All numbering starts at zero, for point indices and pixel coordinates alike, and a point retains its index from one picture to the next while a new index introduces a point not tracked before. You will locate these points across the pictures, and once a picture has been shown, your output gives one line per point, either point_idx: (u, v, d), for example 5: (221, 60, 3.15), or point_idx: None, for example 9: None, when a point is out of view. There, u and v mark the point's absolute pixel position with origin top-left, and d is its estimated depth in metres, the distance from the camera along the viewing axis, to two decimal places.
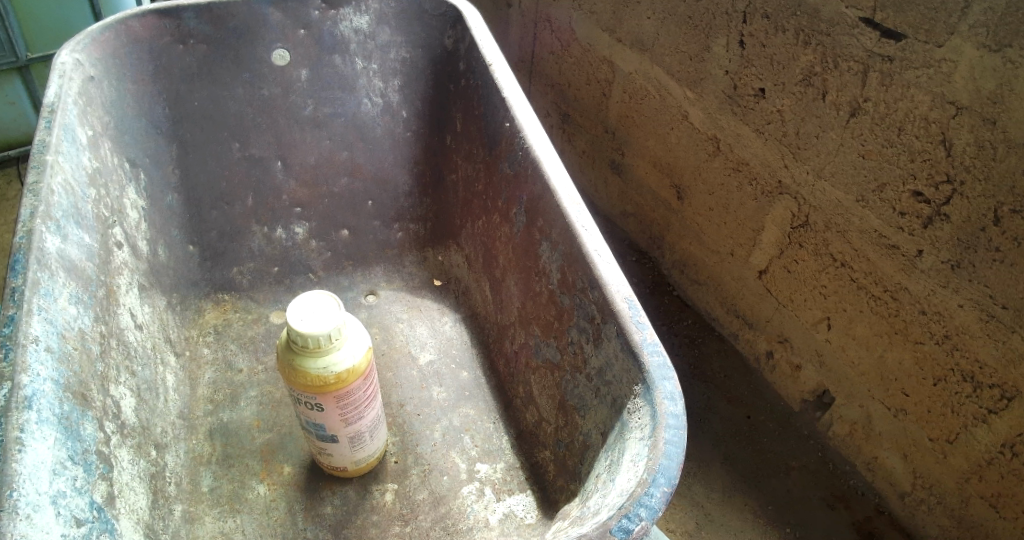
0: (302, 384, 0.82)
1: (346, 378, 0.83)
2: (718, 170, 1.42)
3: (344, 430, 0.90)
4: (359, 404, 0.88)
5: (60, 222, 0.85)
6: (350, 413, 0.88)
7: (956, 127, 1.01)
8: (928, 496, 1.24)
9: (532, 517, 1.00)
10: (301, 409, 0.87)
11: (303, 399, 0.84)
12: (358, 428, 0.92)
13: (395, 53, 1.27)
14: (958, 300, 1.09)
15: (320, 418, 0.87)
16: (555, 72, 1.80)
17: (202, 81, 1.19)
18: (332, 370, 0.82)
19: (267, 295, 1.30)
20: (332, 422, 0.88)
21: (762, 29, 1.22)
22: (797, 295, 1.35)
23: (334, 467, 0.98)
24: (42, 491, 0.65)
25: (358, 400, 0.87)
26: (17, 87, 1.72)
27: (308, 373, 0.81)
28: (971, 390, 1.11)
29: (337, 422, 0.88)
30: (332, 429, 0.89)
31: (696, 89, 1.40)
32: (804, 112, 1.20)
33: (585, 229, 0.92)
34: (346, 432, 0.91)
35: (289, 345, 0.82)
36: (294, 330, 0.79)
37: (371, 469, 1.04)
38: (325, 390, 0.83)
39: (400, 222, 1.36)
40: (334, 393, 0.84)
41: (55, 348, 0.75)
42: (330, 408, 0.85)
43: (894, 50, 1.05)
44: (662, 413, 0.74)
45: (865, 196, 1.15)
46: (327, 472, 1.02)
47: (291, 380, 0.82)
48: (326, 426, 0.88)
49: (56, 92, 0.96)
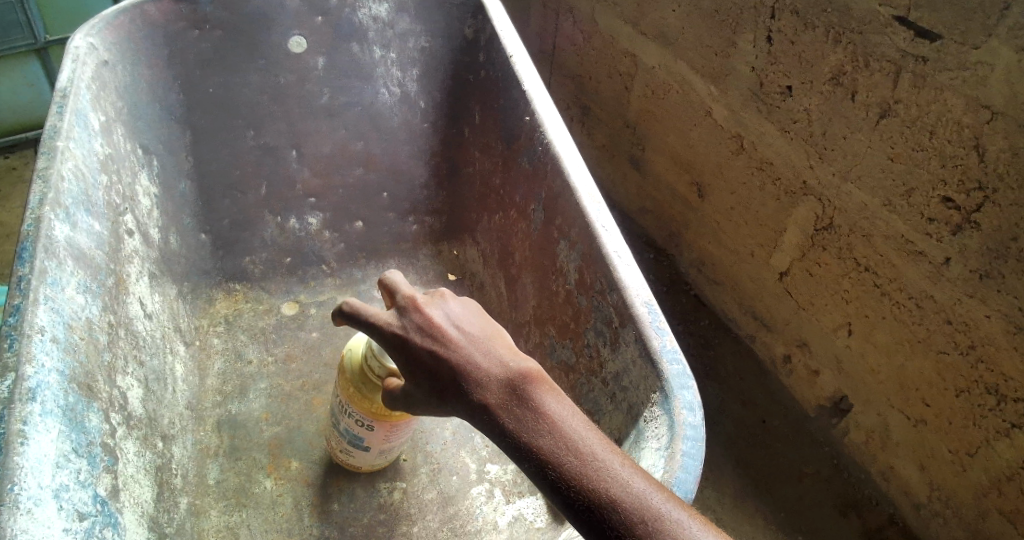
0: (362, 406, 0.84)
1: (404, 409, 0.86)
2: (740, 168, 1.39)
3: (381, 445, 0.92)
4: (404, 428, 0.89)
5: (70, 210, 0.84)
6: (393, 434, 0.89)
7: (991, 132, 0.97)
8: (944, 509, 1.21)
9: (541, 521, 0.99)
10: (343, 418, 0.89)
11: (354, 416, 0.87)
12: (393, 445, 0.93)
13: (413, 41, 1.25)
14: (985, 311, 1.05)
15: (360, 431, 0.89)
16: (576, 64, 1.77)
17: (218, 66, 1.17)
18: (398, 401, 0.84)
19: (279, 285, 1.29)
20: (374, 437, 0.90)
21: (791, 25, 1.19)
22: (817, 299, 1.32)
23: (351, 465, 0.99)
24: (44, 485, 0.63)
25: (406, 425, 0.89)
26: (35, 67, 1.70)
27: (371, 398, 0.83)
28: (994, 404, 1.08)
29: (373, 439, 0.90)
30: (371, 444, 0.91)
31: (720, 85, 1.37)
32: (831, 112, 1.17)
33: (605, 229, 0.90)
34: (376, 450, 0.93)
35: (365, 368, 0.83)
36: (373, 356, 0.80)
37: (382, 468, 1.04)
38: (378, 416, 0.85)
39: (415, 213, 1.35)
40: (389, 420, 0.86)
41: (62, 338, 0.74)
42: (378, 429, 0.88)
43: (927, 50, 1.02)
44: (680, 424, 0.72)
45: (892, 200, 1.12)
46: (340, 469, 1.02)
47: (354, 400, 0.84)
48: (360, 439, 0.91)
49: (68, 76, 0.94)
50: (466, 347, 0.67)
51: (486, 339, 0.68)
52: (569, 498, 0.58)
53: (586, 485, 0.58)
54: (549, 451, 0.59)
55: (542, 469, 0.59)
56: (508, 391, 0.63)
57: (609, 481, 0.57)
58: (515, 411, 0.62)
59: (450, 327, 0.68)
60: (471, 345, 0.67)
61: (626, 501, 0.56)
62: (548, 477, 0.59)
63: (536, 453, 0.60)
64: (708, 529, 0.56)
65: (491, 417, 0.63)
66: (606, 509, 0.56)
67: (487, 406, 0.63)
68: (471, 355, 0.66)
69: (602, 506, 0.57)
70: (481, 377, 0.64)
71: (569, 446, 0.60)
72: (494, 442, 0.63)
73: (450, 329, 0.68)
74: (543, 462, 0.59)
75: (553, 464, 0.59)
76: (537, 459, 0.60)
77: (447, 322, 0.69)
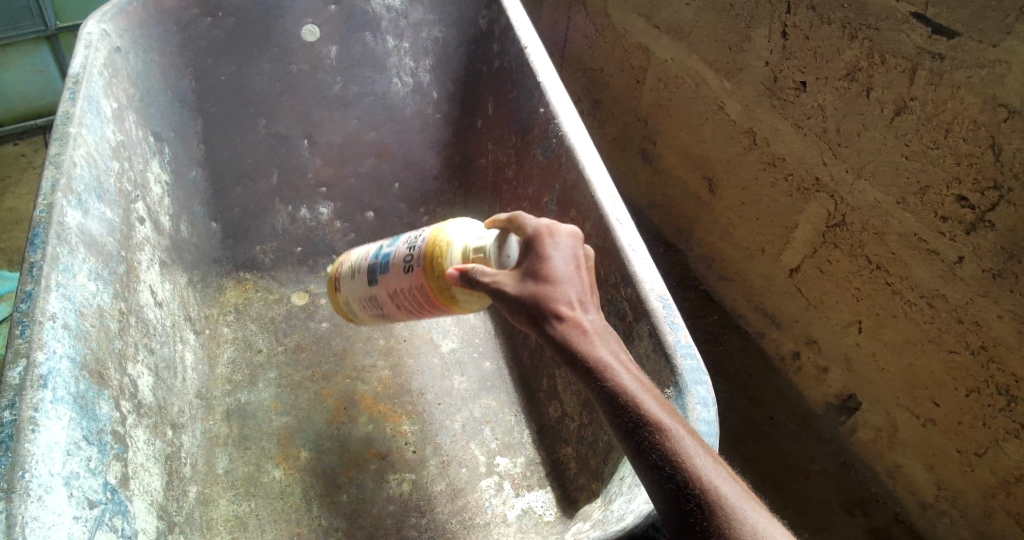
0: (433, 249, 0.86)
1: (450, 308, 0.87)
2: (753, 164, 1.38)
3: (387, 295, 0.93)
4: (413, 302, 0.90)
5: (82, 197, 0.83)
6: (405, 294, 0.90)
7: (1008, 131, 0.96)
8: (951, 508, 1.21)
9: (550, 515, 0.98)
10: (399, 242, 0.92)
11: (416, 245, 0.88)
12: (393, 310, 0.94)
13: (427, 32, 1.24)
14: (997, 311, 1.04)
15: (396, 265, 0.90)
16: (589, 56, 1.76)
17: (231, 53, 1.17)
18: (456, 298, 0.84)
19: (289, 275, 1.28)
20: (394, 280, 0.91)
21: (807, 20, 1.18)
22: (828, 296, 1.31)
23: (345, 302, 1.01)
24: (55, 472, 0.63)
25: (419, 307, 0.90)
26: (45, 55, 1.70)
27: (444, 264, 0.84)
28: (1004, 405, 1.07)
29: (392, 278, 0.91)
30: (386, 282, 0.92)
31: (733, 80, 1.36)
32: (846, 109, 1.16)
33: (620, 223, 0.90)
34: (382, 295, 0.93)
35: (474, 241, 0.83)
36: (485, 245, 0.81)
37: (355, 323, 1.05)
38: (426, 277, 0.86)
39: (426, 205, 1.34)
40: (421, 281, 0.87)
41: (73, 325, 0.74)
42: (409, 276, 0.89)
43: (945, 47, 1.00)
44: (695, 420, 0.71)
45: (905, 198, 1.11)
46: (336, 305, 1.04)
47: (437, 241, 0.86)
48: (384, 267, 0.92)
49: (81, 63, 0.94)
50: (582, 281, 0.69)
51: (588, 278, 0.70)
52: (636, 427, 0.61)
53: (653, 424, 0.61)
54: (622, 384, 0.62)
55: (612, 398, 0.62)
56: (596, 322, 0.67)
57: (675, 423, 0.61)
58: (602, 340, 0.65)
59: (576, 259, 0.70)
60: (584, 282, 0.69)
61: (686, 446, 0.60)
62: (616, 410, 0.62)
63: (610, 382, 0.62)
64: (754, 492, 0.60)
65: (583, 339, 0.65)
66: (666, 447, 0.60)
67: (569, 328, 0.66)
68: (582, 288, 0.68)
69: (663, 444, 0.60)
70: (578, 305, 0.67)
71: (644, 388, 0.63)
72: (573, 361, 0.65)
73: (574, 263, 0.70)
74: (615, 392, 0.62)
75: (623, 394, 0.62)
76: (608, 386, 0.63)
77: (574, 255, 0.71)
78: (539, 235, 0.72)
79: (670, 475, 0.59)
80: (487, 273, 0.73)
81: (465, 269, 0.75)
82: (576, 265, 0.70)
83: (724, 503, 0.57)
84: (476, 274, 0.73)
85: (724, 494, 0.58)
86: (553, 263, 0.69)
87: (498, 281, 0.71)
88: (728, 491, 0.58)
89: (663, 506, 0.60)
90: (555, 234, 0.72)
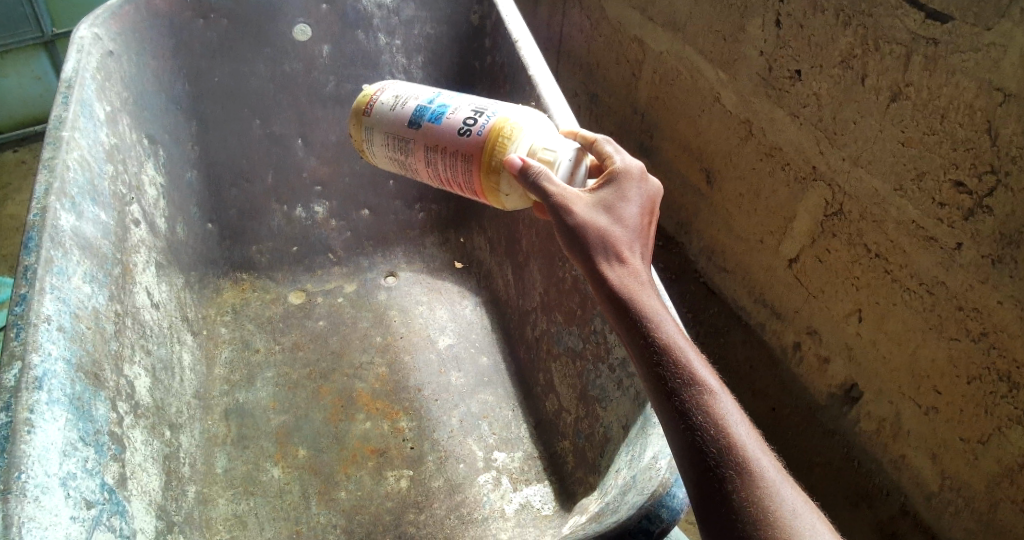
0: (500, 131, 0.84)
1: (483, 193, 0.87)
2: (750, 154, 1.38)
3: (426, 143, 0.89)
4: (451, 162, 0.88)
5: (76, 200, 0.84)
6: (447, 151, 0.87)
7: (1003, 115, 0.95)
8: (955, 498, 1.19)
9: (549, 509, 0.98)
10: (460, 103, 0.89)
11: (483, 115, 0.86)
12: (423, 156, 0.91)
13: (419, 29, 1.24)
14: (998, 297, 1.03)
15: (454, 121, 0.87)
16: (584, 51, 1.76)
17: (223, 56, 1.18)
18: (498, 187, 0.84)
19: (286, 275, 1.29)
20: (444, 134, 0.88)
21: (800, 9, 1.17)
22: (828, 286, 1.30)
23: (370, 124, 0.95)
24: (51, 473, 0.64)
25: (455, 175, 0.88)
26: (44, 62, 1.71)
27: (506, 146, 0.83)
28: (1005, 391, 1.06)
29: (439, 132, 0.88)
30: (433, 131, 0.89)
31: (729, 70, 1.35)
32: (842, 97, 1.15)
33: None
34: (417, 144, 0.90)
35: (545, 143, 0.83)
36: (557, 156, 0.82)
37: (359, 145, 0.99)
38: (480, 151, 0.84)
39: (422, 201, 1.34)
40: (476, 151, 0.85)
41: (67, 327, 0.74)
42: (464, 138, 0.86)
43: (939, 33, 1.00)
44: None
45: (903, 185, 1.10)
46: (353, 124, 0.97)
47: (507, 125, 0.84)
48: (434, 119, 0.89)
49: (74, 67, 0.94)
50: (644, 238, 0.75)
51: (647, 238, 0.75)
52: (677, 377, 0.65)
53: (698, 381, 0.64)
54: (671, 336, 0.67)
55: (664, 358, 0.65)
56: (653, 287, 0.71)
57: (717, 386, 0.65)
58: (655, 295, 0.70)
59: (645, 215, 0.76)
60: (644, 241, 0.75)
61: (723, 410, 0.63)
62: (662, 357, 0.66)
63: (666, 342, 0.66)
64: (784, 472, 0.64)
65: (640, 287, 0.70)
66: (705, 406, 0.63)
67: (627, 279, 0.70)
68: (641, 245, 0.74)
69: (701, 403, 0.63)
70: (637, 260, 0.72)
71: (689, 345, 0.67)
72: (628, 300, 0.69)
73: (644, 217, 0.76)
74: (666, 341, 0.66)
75: (672, 344, 0.66)
76: (659, 334, 0.67)
77: (645, 210, 0.76)
78: (618, 188, 0.76)
79: (711, 440, 0.62)
80: (554, 183, 0.76)
81: (530, 164, 0.77)
82: (644, 221, 0.75)
83: (761, 473, 0.61)
84: (542, 179, 0.76)
85: (755, 461, 0.61)
86: (628, 210, 0.74)
87: (565, 211, 0.74)
88: (765, 464, 0.61)
89: (684, 458, 0.63)
90: (636, 184, 0.77)
